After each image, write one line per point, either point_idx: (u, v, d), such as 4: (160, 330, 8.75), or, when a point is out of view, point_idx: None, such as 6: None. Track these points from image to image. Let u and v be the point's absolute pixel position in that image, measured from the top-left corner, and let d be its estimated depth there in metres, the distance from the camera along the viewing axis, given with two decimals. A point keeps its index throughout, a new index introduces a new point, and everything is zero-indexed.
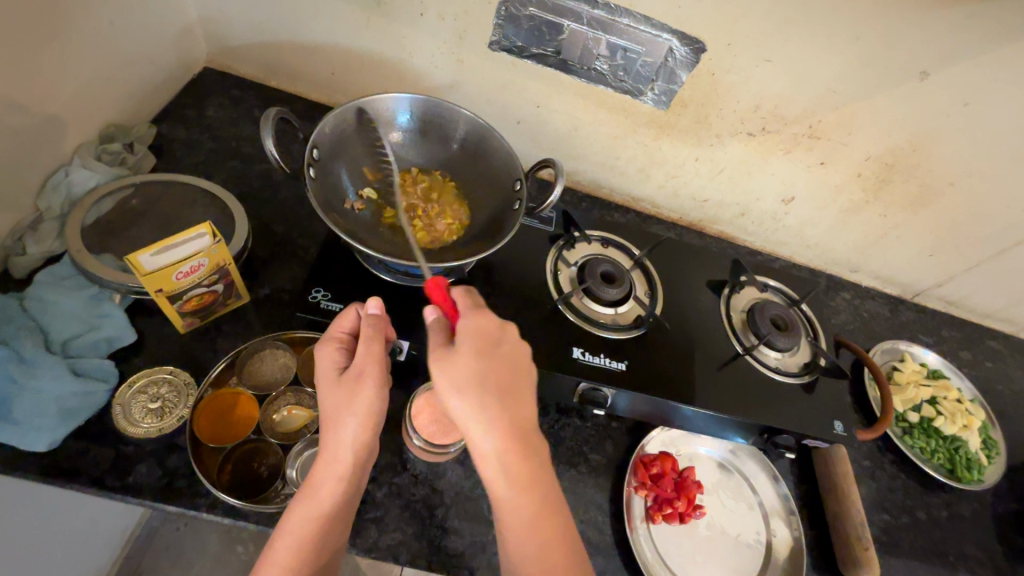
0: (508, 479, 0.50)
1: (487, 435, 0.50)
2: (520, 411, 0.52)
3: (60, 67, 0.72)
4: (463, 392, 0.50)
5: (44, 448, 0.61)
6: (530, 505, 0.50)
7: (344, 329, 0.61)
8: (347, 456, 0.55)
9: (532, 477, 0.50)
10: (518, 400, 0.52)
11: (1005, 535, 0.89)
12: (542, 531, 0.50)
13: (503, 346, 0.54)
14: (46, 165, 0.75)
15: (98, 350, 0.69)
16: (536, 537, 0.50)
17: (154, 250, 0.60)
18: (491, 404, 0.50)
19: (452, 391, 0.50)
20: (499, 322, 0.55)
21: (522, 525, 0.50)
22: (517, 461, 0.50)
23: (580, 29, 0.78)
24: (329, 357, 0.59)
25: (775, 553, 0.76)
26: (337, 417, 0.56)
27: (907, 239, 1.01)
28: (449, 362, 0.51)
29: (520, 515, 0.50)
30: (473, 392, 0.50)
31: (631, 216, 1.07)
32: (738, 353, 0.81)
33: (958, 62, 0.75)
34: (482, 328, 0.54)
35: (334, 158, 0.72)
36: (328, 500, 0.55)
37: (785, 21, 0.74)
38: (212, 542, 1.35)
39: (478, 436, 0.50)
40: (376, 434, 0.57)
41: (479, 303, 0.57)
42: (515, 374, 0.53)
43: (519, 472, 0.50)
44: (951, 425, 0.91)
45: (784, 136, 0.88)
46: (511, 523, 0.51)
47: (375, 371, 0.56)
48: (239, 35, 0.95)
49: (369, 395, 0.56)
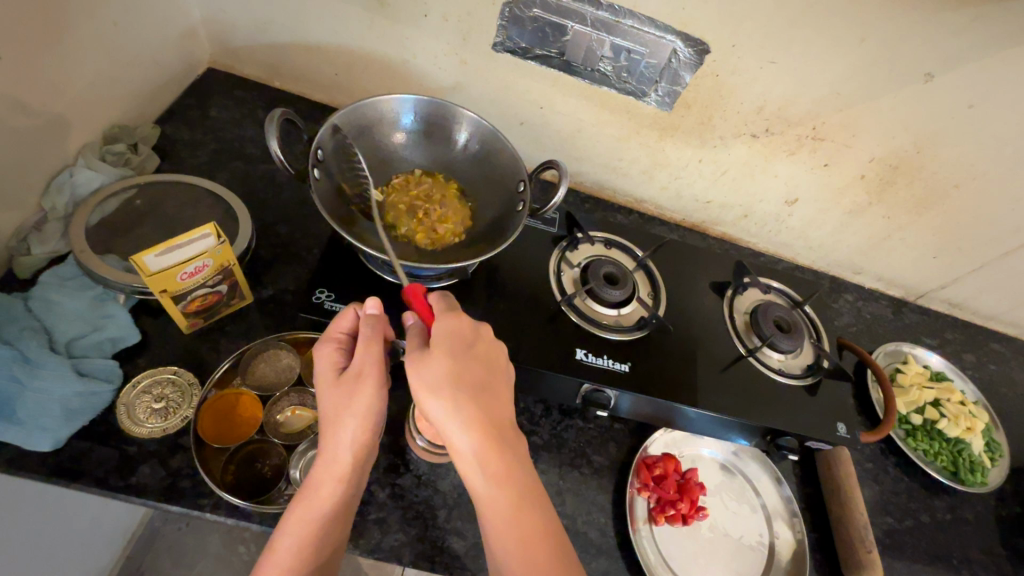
0: (487, 478, 0.50)
1: (462, 434, 0.50)
2: (494, 409, 0.53)
3: (64, 68, 0.72)
4: (436, 393, 0.51)
5: (48, 448, 0.61)
6: (513, 503, 0.50)
7: (344, 329, 0.61)
8: (346, 456, 0.56)
9: (510, 475, 0.51)
10: (493, 398, 0.53)
11: (1008, 538, 0.89)
12: (526, 532, 0.49)
13: (476, 346, 0.55)
14: (50, 166, 0.75)
15: (103, 350, 0.69)
16: (523, 538, 0.49)
17: (158, 251, 0.59)
18: (465, 402, 0.51)
19: (425, 393, 0.51)
20: (473, 325, 0.57)
21: (506, 524, 0.49)
22: (492, 458, 0.50)
23: (584, 30, 0.78)
24: (329, 357, 0.59)
25: (778, 556, 0.76)
26: (336, 416, 0.56)
27: (910, 241, 1.01)
28: (421, 364, 0.52)
29: (503, 517, 0.50)
30: (445, 392, 0.51)
31: (634, 217, 1.07)
32: (741, 355, 0.81)
33: (964, 64, 0.74)
34: (456, 329, 0.55)
35: (338, 159, 0.72)
36: (326, 500, 0.55)
37: (790, 24, 0.74)
38: (214, 542, 1.35)
39: (453, 436, 0.51)
40: (375, 435, 0.58)
41: (452, 306, 0.58)
42: (488, 374, 0.54)
43: (495, 469, 0.50)
44: (955, 426, 0.90)
45: (788, 137, 0.88)
46: (493, 522, 0.50)
47: (375, 372, 0.57)
48: (243, 36, 0.95)
49: (368, 395, 0.56)
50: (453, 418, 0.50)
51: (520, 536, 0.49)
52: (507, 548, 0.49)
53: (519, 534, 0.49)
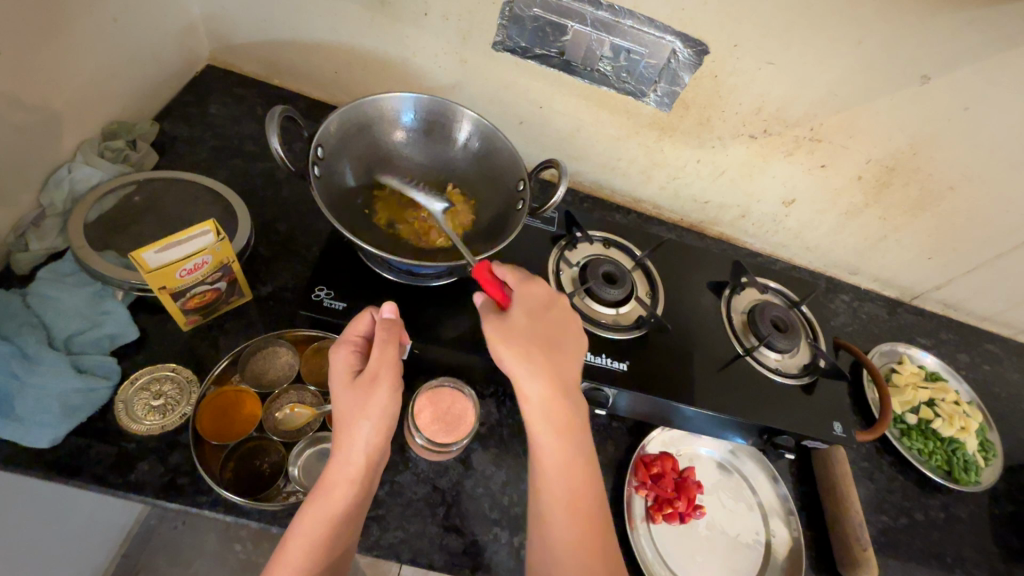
0: (544, 424, 0.58)
1: (536, 382, 0.58)
2: (563, 368, 0.60)
3: (62, 64, 0.72)
4: (509, 341, 0.59)
5: (45, 445, 0.61)
6: (565, 455, 0.58)
7: (359, 333, 0.62)
8: (360, 458, 0.57)
9: (568, 423, 0.58)
10: (565, 358, 0.60)
11: (1000, 536, 0.90)
12: (574, 482, 0.57)
13: (552, 309, 0.62)
14: (48, 162, 0.75)
15: (101, 347, 0.69)
16: (573, 487, 0.57)
17: (158, 247, 0.59)
18: (540, 353, 0.59)
19: (505, 344, 0.59)
20: (550, 291, 0.64)
21: (560, 469, 0.57)
22: (557, 409, 0.58)
23: (584, 30, 0.78)
24: (344, 359, 0.60)
25: (774, 553, 0.76)
26: (349, 418, 0.57)
27: (906, 243, 1.02)
28: (501, 316, 0.61)
29: (557, 459, 0.58)
30: (519, 342, 0.59)
31: (632, 216, 1.08)
32: (738, 354, 0.81)
33: (958, 68, 0.75)
34: (533, 294, 0.63)
35: (338, 158, 0.72)
36: (339, 502, 0.55)
37: (789, 26, 0.74)
38: (210, 541, 1.35)
39: (526, 383, 0.58)
40: (387, 436, 0.59)
41: (524, 273, 0.64)
42: (563, 335, 0.62)
43: (559, 418, 0.58)
44: (949, 427, 0.91)
45: (785, 138, 0.89)
46: (547, 471, 0.58)
47: (390, 375, 0.58)
48: (242, 33, 0.95)
49: (383, 398, 0.57)
50: (526, 368, 0.58)
51: (567, 484, 0.57)
52: (555, 495, 0.57)
53: (567, 481, 0.57)
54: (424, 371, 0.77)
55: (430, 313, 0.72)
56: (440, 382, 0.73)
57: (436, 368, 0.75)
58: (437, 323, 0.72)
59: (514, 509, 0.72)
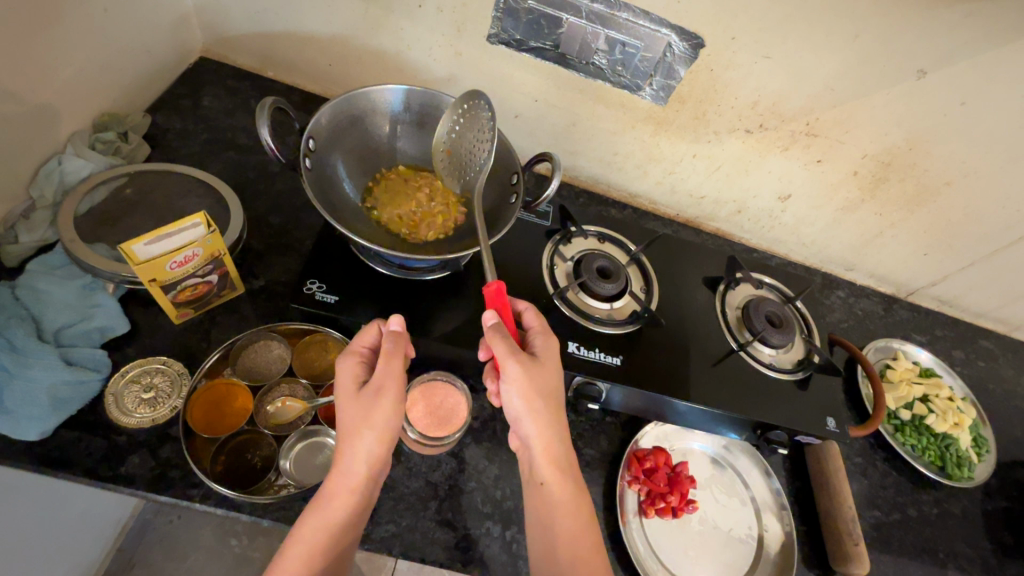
0: (561, 473, 0.62)
1: (561, 441, 0.62)
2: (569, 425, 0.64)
3: (52, 56, 0.71)
4: (546, 401, 0.61)
5: (34, 437, 0.60)
6: (572, 499, 0.61)
7: (366, 344, 0.62)
8: (361, 469, 0.56)
9: (575, 472, 0.63)
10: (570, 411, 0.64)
11: (993, 532, 0.90)
12: (579, 522, 0.60)
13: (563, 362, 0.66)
14: (38, 154, 0.74)
15: (91, 340, 0.68)
16: (580, 529, 0.60)
17: (147, 239, 0.59)
18: (561, 413, 0.63)
19: (541, 401, 0.60)
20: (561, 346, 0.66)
21: (567, 511, 0.61)
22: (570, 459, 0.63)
23: (579, 22, 0.77)
24: (351, 370, 0.60)
25: (766, 547, 0.76)
26: (353, 430, 0.56)
27: (901, 239, 1.02)
28: (536, 369, 0.61)
29: (566, 502, 0.61)
30: (553, 403, 0.61)
31: (629, 211, 1.08)
32: (733, 349, 0.81)
33: (956, 63, 0.75)
34: (552, 347, 0.64)
35: (330, 150, 0.72)
36: (338, 514, 0.56)
37: (784, 20, 0.74)
38: (205, 535, 1.35)
39: (553, 441, 0.62)
40: (390, 447, 0.58)
41: (545, 326, 0.67)
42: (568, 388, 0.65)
43: (570, 468, 0.62)
44: (942, 422, 0.92)
45: (781, 133, 0.89)
46: (552, 512, 0.61)
47: (395, 387, 0.57)
48: (236, 24, 0.94)
49: (387, 408, 0.56)
50: (557, 428, 0.62)
51: (576, 526, 0.60)
52: (566, 537, 0.59)
53: (569, 520, 0.60)
54: (417, 365, 0.77)
55: (422, 307, 0.72)
56: (433, 374, 0.74)
57: (429, 361, 0.75)
58: (431, 317, 0.72)
59: (506, 504, 0.72)
